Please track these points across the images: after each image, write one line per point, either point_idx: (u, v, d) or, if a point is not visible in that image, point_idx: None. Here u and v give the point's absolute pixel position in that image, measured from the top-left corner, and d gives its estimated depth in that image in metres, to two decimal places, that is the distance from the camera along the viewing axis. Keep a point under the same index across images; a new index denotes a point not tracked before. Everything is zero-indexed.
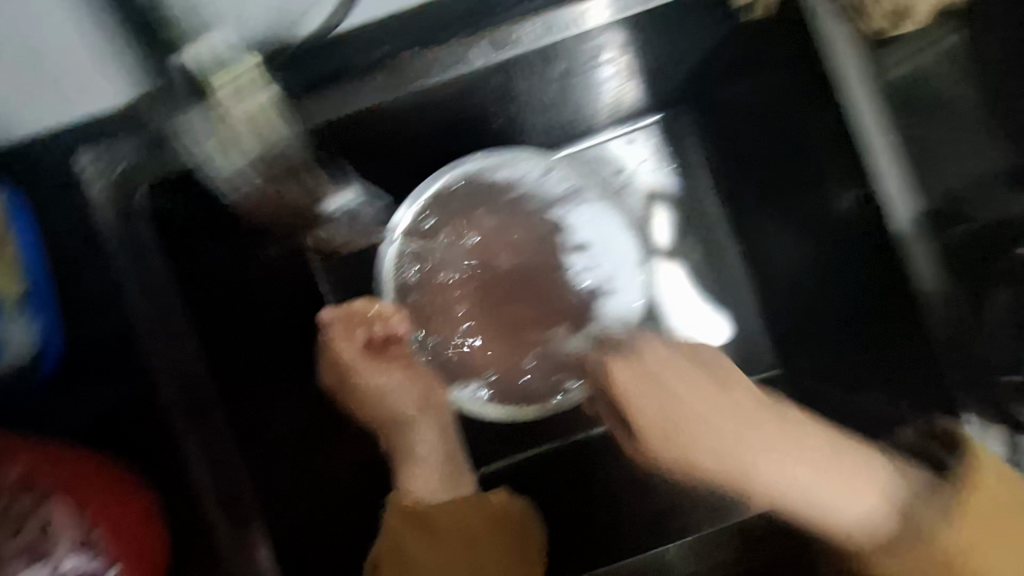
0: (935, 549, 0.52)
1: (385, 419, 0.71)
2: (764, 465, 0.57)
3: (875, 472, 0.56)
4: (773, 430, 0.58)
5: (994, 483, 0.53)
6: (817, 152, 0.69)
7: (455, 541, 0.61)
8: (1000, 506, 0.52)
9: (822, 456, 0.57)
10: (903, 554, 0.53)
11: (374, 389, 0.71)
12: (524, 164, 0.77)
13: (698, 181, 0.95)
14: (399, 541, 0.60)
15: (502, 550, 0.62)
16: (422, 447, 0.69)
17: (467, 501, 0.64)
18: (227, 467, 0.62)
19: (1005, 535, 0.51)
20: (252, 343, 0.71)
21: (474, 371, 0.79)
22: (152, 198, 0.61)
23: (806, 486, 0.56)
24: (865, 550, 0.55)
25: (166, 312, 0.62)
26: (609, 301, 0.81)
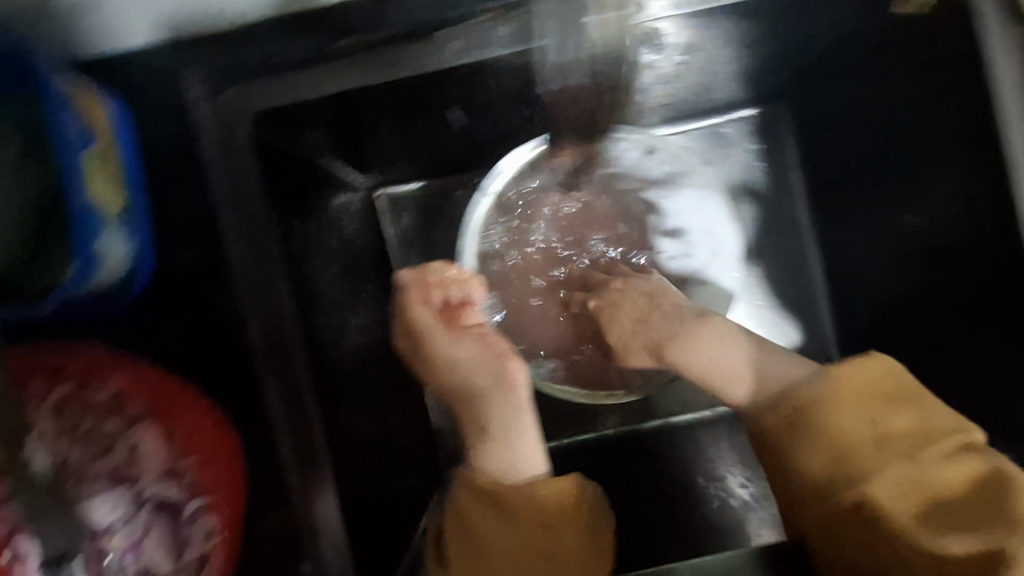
0: (798, 412, 0.57)
1: (452, 394, 0.62)
2: (713, 356, 0.64)
3: (780, 358, 0.63)
4: (722, 327, 0.66)
5: (873, 370, 0.56)
6: (933, 149, 0.66)
7: (530, 526, 0.56)
8: (865, 387, 0.56)
9: (748, 346, 0.64)
10: (774, 420, 0.58)
11: (444, 360, 0.62)
12: (625, 145, 0.76)
13: (789, 174, 0.83)
14: (472, 524, 0.56)
15: (580, 538, 0.57)
16: (497, 424, 0.61)
17: (543, 488, 0.58)
18: (295, 402, 0.62)
19: (855, 408, 0.55)
20: (338, 287, 0.70)
21: (549, 346, 0.78)
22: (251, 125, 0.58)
23: (741, 371, 0.63)
24: (765, 426, 0.59)
25: (253, 245, 0.61)
26: (701, 290, 0.80)
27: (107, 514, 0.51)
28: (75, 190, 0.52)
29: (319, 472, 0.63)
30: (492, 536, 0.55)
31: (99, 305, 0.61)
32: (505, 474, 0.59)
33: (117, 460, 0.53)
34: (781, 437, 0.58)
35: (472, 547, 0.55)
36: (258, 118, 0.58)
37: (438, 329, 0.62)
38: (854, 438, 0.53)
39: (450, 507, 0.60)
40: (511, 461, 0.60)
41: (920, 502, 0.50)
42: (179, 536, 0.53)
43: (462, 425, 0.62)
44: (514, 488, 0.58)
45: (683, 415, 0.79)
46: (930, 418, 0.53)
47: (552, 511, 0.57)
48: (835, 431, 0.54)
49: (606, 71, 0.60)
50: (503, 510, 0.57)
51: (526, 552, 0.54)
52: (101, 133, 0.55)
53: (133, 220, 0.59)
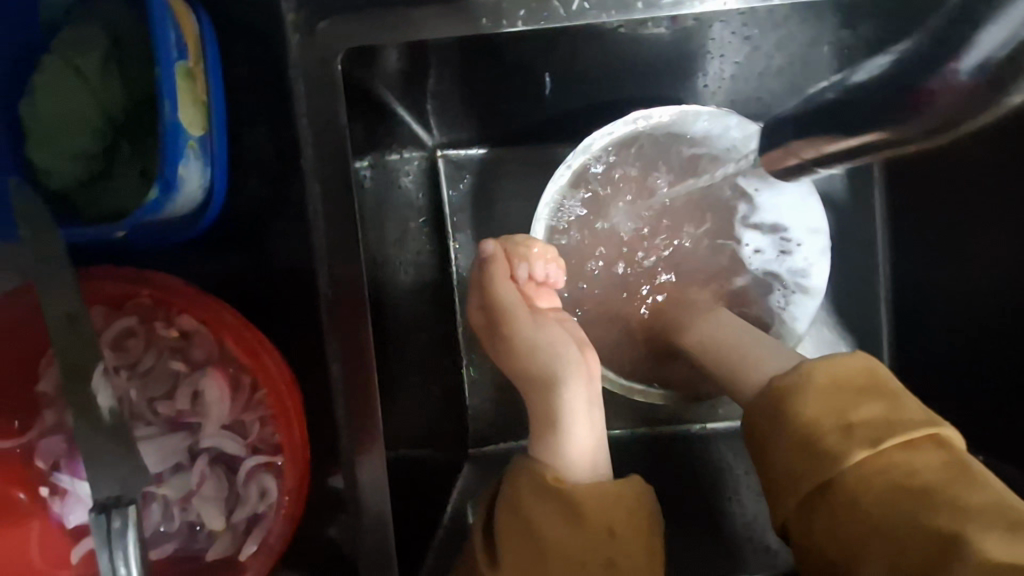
0: (778, 398, 0.53)
1: (523, 378, 0.58)
2: (707, 343, 0.66)
3: (772, 350, 0.60)
4: (720, 325, 0.67)
5: (855, 368, 0.52)
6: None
7: (595, 529, 0.51)
8: (842, 382, 0.51)
9: (740, 336, 0.64)
10: (757, 409, 0.54)
11: (521, 339, 0.57)
12: (716, 122, 0.71)
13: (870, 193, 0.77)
14: (533, 519, 0.52)
15: (637, 546, 0.52)
16: (573, 415, 0.56)
17: (603, 484, 0.54)
18: (353, 372, 0.54)
19: (821, 392, 0.51)
20: (393, 249, 0.64)
21: (605, 332, 0.74)
22: (314, 56, 0.51)
23: (716, 344, 0.65)
24: (750, 414, 0.55)
25: (320, 185, 0.52)
26: (790, 295, 0.74)
27: (160, 462, 0.55)
28: (168, 106, 0.49)
29: (373, 435, 0.54)
30: (555, 537, 0.50)
31: (169, 235, 0.56)
32: (573, 471, 0.55)
33: (180, 405, 0.56)
34: (762, 424, 0.53)
35: (533, 545, 0.51)
36: (347, 56, 0.52)
37: (520, 308, 0.58)
38: (823, 427, 0.49)
39: (506, 497, 0.54)
40: (581, 458, 0.56)
41: (888, 489, 0.46)
42: (235, 492, 0.57)
43: (534, 414, 0.58)
44: (583, 487, 0.53)
45: (717, 422, 0.76)
46: (902, 410, 0.49)
47: (619, 517, 0.53)
48: (806, 417, 0.50)
49: None
50: (570, 511, 0.52)
51: (589, 558, 0.50)
52: (194, 52, 0.52)
53: (214, 152, 0.56)
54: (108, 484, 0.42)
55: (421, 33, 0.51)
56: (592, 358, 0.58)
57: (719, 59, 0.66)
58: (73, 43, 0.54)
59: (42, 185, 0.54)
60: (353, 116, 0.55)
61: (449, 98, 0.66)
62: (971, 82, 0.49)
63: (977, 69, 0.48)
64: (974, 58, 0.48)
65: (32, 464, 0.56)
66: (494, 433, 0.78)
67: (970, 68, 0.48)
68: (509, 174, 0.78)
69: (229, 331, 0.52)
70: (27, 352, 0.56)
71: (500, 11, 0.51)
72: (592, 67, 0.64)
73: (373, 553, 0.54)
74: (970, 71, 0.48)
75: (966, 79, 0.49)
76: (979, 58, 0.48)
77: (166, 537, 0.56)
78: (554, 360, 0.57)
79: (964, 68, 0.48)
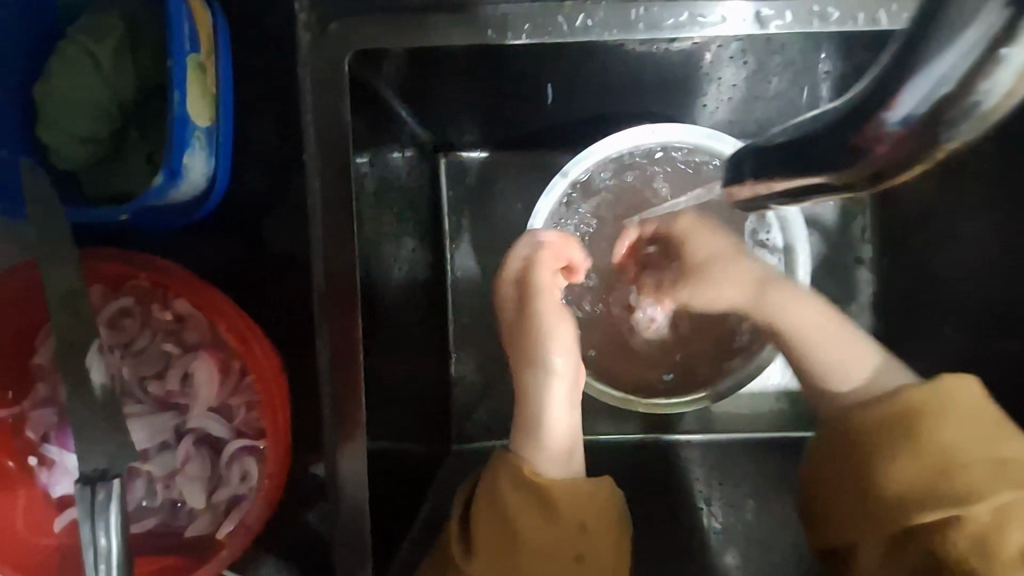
0: (910, 414, 0.52)
1: (524, 357, 0.59)
2: (798, 321, 0.61)
3: (886, 363, 0.58)
4: (820, 307, 0.61)
5: (974, 399, 0.52)
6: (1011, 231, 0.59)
7: (568, 526, 0.53)
8: (970, 416, 0.51)
9: (836, 328, 0.60)
10: (880, 420, 0.53)
11: (540, 317, 0.58)
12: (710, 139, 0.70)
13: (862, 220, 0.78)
14: (513, 513, 0.53)
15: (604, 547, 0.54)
16: (553, 414, 0.57)
17: (575, 486, 0.55)
18: (337, 364, 0.55)
19: (960, 418, 0.51)
20: (392, 243, 0.66)
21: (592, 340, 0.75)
22: (320, 55, 0.52)
23: (814, 336, 0.60)
24: (866, 422, 0.54)
25: (317, 180, 0.53)
26: None
27: (148, 438, 0.57)
28: (177, 97, 0.51)
29: (356, 425, 0.55)
30: (532, 532, 0.52)
31: (172, 220, 0.58)
32: (544, 462, 0.56)
33: (170, 385, 0.58)
34: (882, 438, 0.53)
35: (510, 538, 0.52)
36: (355, 58, 0.53)
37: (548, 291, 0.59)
38: (967, 459, 0.50)
39: (487, 485, 0.55)
40: (554, 452, 0.57)
41: None
42: (218, 473, 0.58)
43: (520, 410, 0.58)
44: (565, 484, 0.55)
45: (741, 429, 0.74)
46: None
47: (592, 513, 0.55)
48: (944, 443, 0.50)
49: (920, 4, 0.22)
50: (546, 505, 0.53)
51: (562, 551, 0.52)
52: (206, 45, 0.54)
53: (219, 143, 0.58)
54: (93, 457, 0.43)
55: (424, 40, 0.53)
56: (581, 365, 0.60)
57: (719, 83, 0.67)
58: (91, 31, 0.56)
59: (53, 165, 0.57)
60: (360, 114, 0.57)
61: (451, 103, 0.67)
62: (904, 143, 0.23)
63: (919, 123, 0.22)
64: (917, 101, 0.22)
65: (21, 434, 0.58)
66: (477, 433, 0.79)
67: (907, 115, 0.22)
68: (508, 180, 0.79)
69: (220, 315, 0.53)
70: (23, 324, 0.57)
71: (506, 23, 0.53)
72: (587, 85, 0.66)
73: (350, 540, 0.55)
74: (903, 126, 0.23)
75: (902, 136, 0.23)
76: (926, 104, 0.22)
77: (149, 511, 0.58)
78: (563, 348, 0.58)
79: (898, 115, 0.23)
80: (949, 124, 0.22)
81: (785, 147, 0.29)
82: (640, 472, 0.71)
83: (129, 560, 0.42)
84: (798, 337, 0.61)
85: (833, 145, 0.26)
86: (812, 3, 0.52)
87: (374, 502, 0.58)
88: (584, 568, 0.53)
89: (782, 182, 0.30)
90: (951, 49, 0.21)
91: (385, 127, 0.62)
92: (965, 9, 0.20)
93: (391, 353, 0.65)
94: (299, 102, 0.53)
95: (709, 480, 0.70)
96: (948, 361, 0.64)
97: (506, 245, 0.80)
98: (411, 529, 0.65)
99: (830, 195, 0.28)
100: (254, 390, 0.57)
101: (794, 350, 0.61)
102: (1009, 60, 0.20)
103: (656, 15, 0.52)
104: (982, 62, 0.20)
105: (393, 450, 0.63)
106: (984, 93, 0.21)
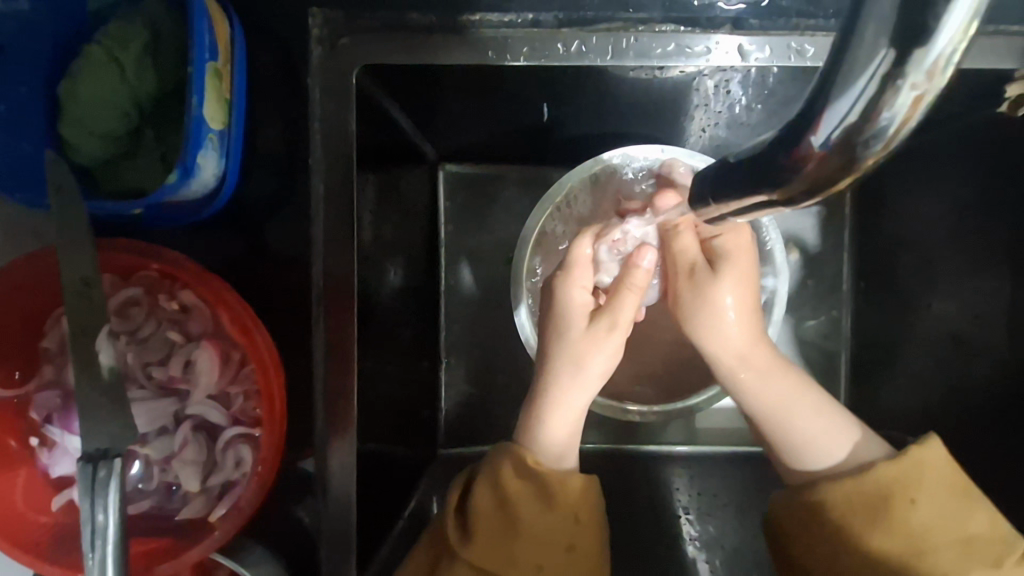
0: (888, 492, 0.53)
1: (573, 360, 0.60)
2: (778, 390, 0.60)
3: (858, 435, 0.58)
4: (794, 381, 0.61)
5: (939, 464, 0.53)
6: (974, 262, 0.61)
7: (564, 516, 0.55)
8: (939, 485, 0.52)
9: (812, 399, 0.60)
10: (854, 497, 0.53)
11: (613, 329, 0.61)
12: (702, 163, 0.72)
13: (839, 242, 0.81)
14: (511, 500, 0.55)
15: (589, 536, 0.57)
16: (575, 411, 0.60)
17: (568, 479, 0.56)
18: (332, 357, 0.58)
19: (932, 493, 0.52)
20: (390, 250, 0.68)
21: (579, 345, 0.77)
22: (329, 67, 0.55)
23: (784, 409, 0.60)
24: (842, 496, 0.54)
25: (322, 186, 0.56)
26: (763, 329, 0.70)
27: (148, 422, 0.60)
28: (194, 101, 0.54)
29: (347, 421, 0.58)
30: (529, 519, 0.54)
31: (181, 215, 0.61)
32: (548, 453, 0.58)
33: (173, 371, 0.60)
34: (858, 515, 0.53)
35: (507, 525, 0.54)
36: (363, 71, 0.56)
37: (583, 267, 0.63)
38: (938, 540, 0.51)
39: (488, 473, 0.56)
40: (558, 445, 0.59)
41: None
42: (214, 458, 0.61)
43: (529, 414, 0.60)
44: (563, 478, 0.56)
45: (706, 445, 0.77)
46: (997, 519, 0.52)
47: (583, 504, 0.57)
48: (916, 523, 0.51)
49: (836, 50, 0.26)
50: (544, 494, 0.56)
51: (556, 539, 0.55)
52: (223, 52, 0.57)
53: (229, 144, 0.61)
54: (98, 437, 0.46)
55: (430, 58, 0.56)
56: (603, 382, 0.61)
57: (705, 109, 0.71)
58: (114, 35, 0.59)
59: (73, 160, 0.60)
60: (369, 121, 0.60)
61: (450, 121, 0.70)
62: (826, 162, 0.27)
63: (839, 145, 0.27)
64: (833, 127, 0.26)
65: (26, 415, 0.61)
66: (463, 437, 0.81)
67: (827, 140, 0.27)
68: (503, 193, 0.83)
69: (229, 300, 0.56)
70: (36, 310, 0.60)
71: (506, 46, 0.56)
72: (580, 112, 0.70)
73: (337, 530, 0.58)
74: (825, 148, 0.27)
75: (825, 156, 0.27)
76: (842, 130, 0.26)
77: (144, 493, 0.60)
78: (610, 359, 0.61)
79: (820, 140, 0.27)
80: (862, 146, 0.26)
81: (731, 167, 0.34)
82: (619, 483, 0.74)
83: (126, 535, 0.44)
84: (790, 405, 0.60)
85: (770, 165, 0.30)
86: (790, 39, 0.56)
87: (361, 496, 0.60)
88: (576, 556, 0.56)
89: (733, 201, 0.34)
90: (853, 87, 0.25)
91: (388, 137, 0.65)
92: (861, 56, 0.25)
93: (386, 354, 0.67)
94: (307, 111, 0.55)
95: (689, 491, 0.73)
96: (913, 386, 0.67)
97: (499, 256, 0.83)
98: (397, 525, 0.67)
99: (774, 208, 0.33)
100: (252, 379, 0.60)
101: (794, 424, 0.59)
102: (900, 92, 0.24)
103: (645, 44, 0.56)
104: (879, 95, 0.25)
105: (381, 449, 0.65)
106: (885, 120, 0.25)
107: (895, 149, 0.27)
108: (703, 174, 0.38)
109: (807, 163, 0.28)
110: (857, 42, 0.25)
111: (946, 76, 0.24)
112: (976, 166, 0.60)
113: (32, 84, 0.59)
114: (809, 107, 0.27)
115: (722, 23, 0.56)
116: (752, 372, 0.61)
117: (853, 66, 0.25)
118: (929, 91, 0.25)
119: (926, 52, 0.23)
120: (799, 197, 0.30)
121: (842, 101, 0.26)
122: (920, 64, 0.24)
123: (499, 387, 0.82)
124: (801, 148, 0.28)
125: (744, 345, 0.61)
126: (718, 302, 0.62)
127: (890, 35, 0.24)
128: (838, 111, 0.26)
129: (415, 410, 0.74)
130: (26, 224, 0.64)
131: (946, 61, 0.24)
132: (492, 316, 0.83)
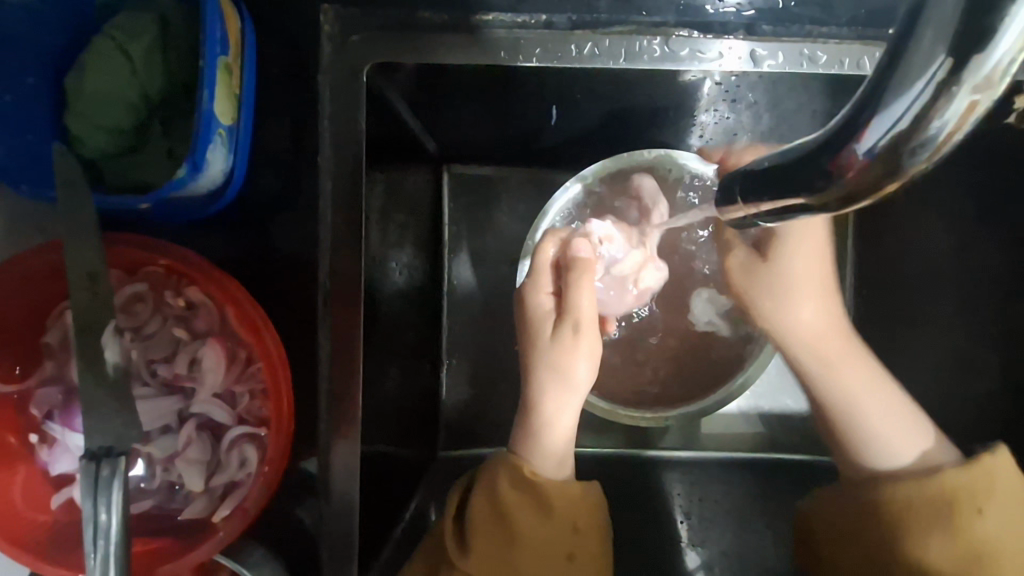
0: (958, 499, 0.51)
1: (552, 369, 0.58)
2: (850, 378, 0.58)
3: (932, 439, 0.56)
4: (871, 374, 0.59)
5: (1006, 473, 0.51)
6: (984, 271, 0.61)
7: (561, 526, 0.55)
8: (1006, 495, 0.51)
9: (886, 392, 0.58)
10: (920, 499, 0.52)
11: (578, 331, 0.57)
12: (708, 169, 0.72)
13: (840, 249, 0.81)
14: (508, 509, 0.54)
15: (592, 547, 0.57)
16: (558, 425, 0.58)
17: (569, 483, 0.57)
18: (338, 357, 0.57)
19: (1000, 502, 0.51)
20: (393, 249, 0.67)
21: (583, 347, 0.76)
22: (340, 63, 0.55)
23: (864, 412, 0.57)
24: (906, 501, 0.53)
25: (329, 183, 0.55)
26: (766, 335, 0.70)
27: (151, 421, 0.59)
28: (206, 95, 0.53)
29: (351, 423, 0.57)
30: (527, 530, 0.54)
31: (188, 212, 0.60)
32: (545, 464, 0.57)
33: (178, 369, 0.60)
34: (919, 520, 0.52)
35: (506, 537, 0.54)
36: (373, 69, 0.56)
37: (542, 280, 0.60)
38: (1001, 549, 0.50)
39: (484, 482, 0.56)
40: (558, 452, 0.58)
41: None
42: (217, 457, 0.60)
43: (520, 419, 0.59)
44: (562, 486, 0.56)
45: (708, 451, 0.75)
46: None
47: (583, 513, 0.57)
48: (982, 532, 0.50)
49: (892, 55, 0.26)
50: (543, 505, 0.55)
51: (556, 550, 0.55)
52: (234, 48, 0.57)
53: (237, 140, 0.60)
54: (103, 434, 0.46)
55: (442, 54, 0.56)
56: (574, 394, 0.58)
57: (712, 115, 0.70)
58: (123, 27, 0.59)
59: (78, 152, 0.59)
60: (377, 119, 0.59)
61: (456, 123, 0.70)
62: (868, 171, 0.27)
63: (884, 152, 0.27)
64: (881, 135, 0.26)
65: (26, 411, 0.60)
66: (463, 440, 0.81)
67: (873, 147, 0.27)
68: (508, 196, 0.82)
69: (232, 297, 0.55)
70: (39, 304, 0.59)
71: (518, 47, 0.56)
72: (589, 116, 0.70)
73: (339, 533, 0.57)
74: (870, 156, 0.27)
75: (867, 163, 0.27)
76: (891, 136, 0.26)
77: (145, 493, 0.60)
78: (592, 359, 0.58)
79: (866, 147, 0.27)
80: (909, 154, 0.26)
81: (764, 171, 0.34)
82: (622, 486, 0.73)
83: (128, 536, 0.44)
84: (864, 404, 0.58)
85: (812, 169, 0.30)
86: (802, 46, 0.56)
87: (364, 499, 0.59)
88: (575, 565, 0.55)
89: (765, 204, 0.34)
90: (909, 91, 0.25)
91: (396, 136, 0.64)
92: (916, 61, 0.25)
93: (388, 355, 0.66)
94: (317, 107, 0.55)
95: (688, 496, 0.73)
96: (918, 394, 0.67)
97: (502, 258, 0.83)
98: (398, 527, 0.67)
99: (807, 213, 0.32)
100: (258, 378, 0.59)
101: (864, 426, 0.57)
102: (955, 99, 0.24)
103: (659, 48, 0.56)
104: (932, 102, 0.25)
105: (385, 452, 0.64)
106: (935, 128, 0.25)
107: (940, 159, 0.27)
108: (731, 177, 0.38)
109: (857, 167, 0.28)
110: (916, 48, 0.25)
111: (1003, 85, 0.24)
112: (989, 176, 0.59)
113: (38, 76, 0.58)
114: (861, 111, 0.27)
115: (734, 28, 0.56)
116: (820, 359, 0.59)
117: (913, 70, 0.25)
118: (989, 98, 0.24)
119: (985, 59, 0.23)
120: (844, 203, 0.30)
121: (900, 107, 0.25)
122: (978, 71, 0.23)
123: (501, 389, 0.81)
124: (852, 153, 0.28)
125: (818, 326, 0.59)
126: (790, 285, 0.59)
127: (949, 42, 0.24)
128: (895, 118, 0.26)
129: (416, 412, 0.73)
130: (28, 219, 0.64)
131: (1004, 70, 0.23)
132: (494, 319, 0.82)
